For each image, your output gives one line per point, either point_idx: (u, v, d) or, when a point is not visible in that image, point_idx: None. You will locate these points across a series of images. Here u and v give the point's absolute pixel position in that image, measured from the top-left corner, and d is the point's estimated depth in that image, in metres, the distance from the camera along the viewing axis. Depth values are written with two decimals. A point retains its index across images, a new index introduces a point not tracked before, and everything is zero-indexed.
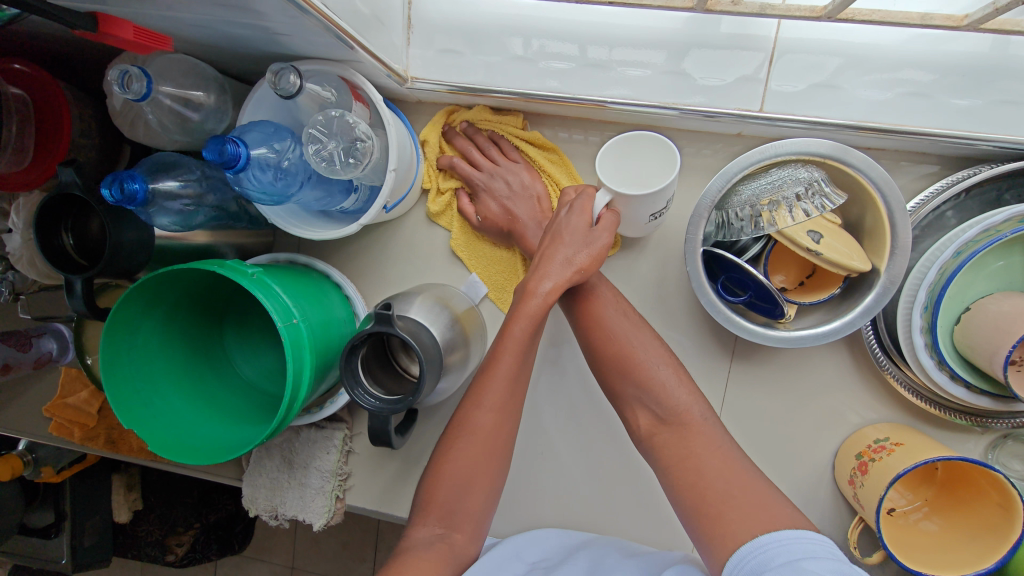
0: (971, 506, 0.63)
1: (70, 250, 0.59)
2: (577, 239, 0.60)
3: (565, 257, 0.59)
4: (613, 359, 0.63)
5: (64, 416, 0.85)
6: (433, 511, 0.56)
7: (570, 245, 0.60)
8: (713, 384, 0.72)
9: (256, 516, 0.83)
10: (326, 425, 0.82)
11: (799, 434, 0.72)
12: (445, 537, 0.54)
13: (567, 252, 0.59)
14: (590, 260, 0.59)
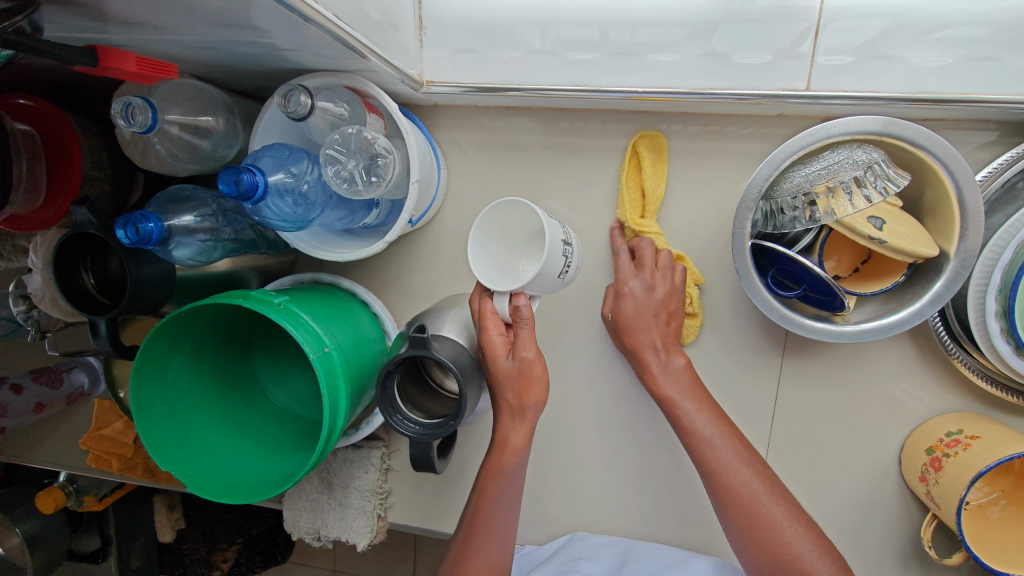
0: None
1: (92, 290, 0.58)
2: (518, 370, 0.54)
3: (511, 391, 0.55)
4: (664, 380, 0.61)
5: (100, 447, 0.85)
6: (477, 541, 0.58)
7: (506, 373, 0.54)
8: (764, 380, 0.69)
9: (300, 539, 0.82)
10: (364, 445, 0.80)
11: (860, 429, 0.68)
12: None
13: (522, 370, 0.54)
14: (538, 373, 0.54)
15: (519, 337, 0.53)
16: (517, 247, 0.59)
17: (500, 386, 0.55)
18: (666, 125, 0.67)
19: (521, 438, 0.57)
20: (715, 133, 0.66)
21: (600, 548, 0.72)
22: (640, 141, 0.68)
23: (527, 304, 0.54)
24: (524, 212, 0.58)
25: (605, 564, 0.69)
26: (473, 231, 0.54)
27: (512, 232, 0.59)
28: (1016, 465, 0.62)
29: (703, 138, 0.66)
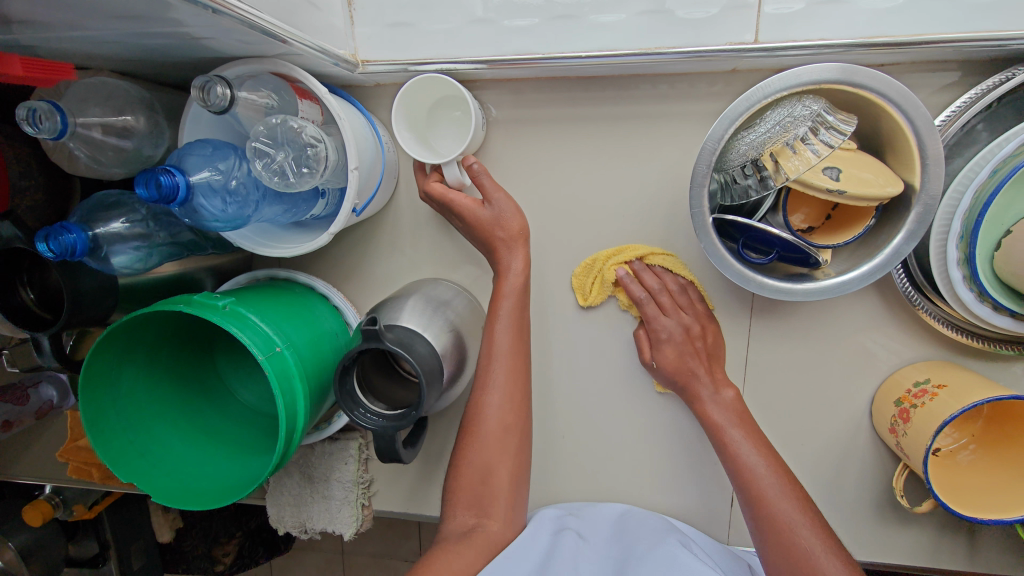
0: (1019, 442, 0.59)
1: (32, 307, 0.55)
2: (501, 211, 0.62)
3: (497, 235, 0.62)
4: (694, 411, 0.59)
5: (77, 458, 0.85)
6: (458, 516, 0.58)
7: (487, 219, 0.61)
8: (734, 342, 0.68)
9: (286, 533, 0.82)
10: (340, 437, 0.79)
11: (831, 385, 0.67)
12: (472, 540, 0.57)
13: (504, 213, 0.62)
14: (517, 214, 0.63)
15: (486, 184, 0.61)
16: (426, 133, 0.65)
17: (488, 237, 0.62)
18: (618, 91, 0.64)
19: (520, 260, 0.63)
20: (668, 93, 0.64)
21: (595, 510, 0.71)
22: (594, 109, 0.65)
23: (476, 160, 0.62)
24: (421, 102, 0.63)
25: (600, 533, 0.66)
26: (400, 127, 0.59)
27: (419, 124, 0.64)
28: (982, 408, 0.62)
29: (657, 100, 0.64)
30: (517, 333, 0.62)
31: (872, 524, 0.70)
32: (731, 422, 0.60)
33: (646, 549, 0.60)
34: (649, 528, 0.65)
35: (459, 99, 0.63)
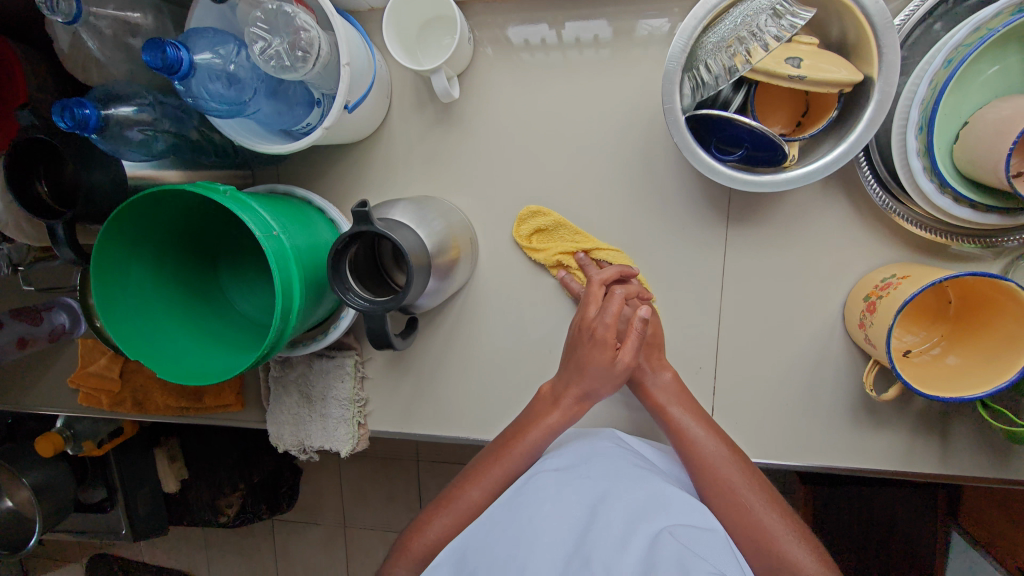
0: (983, 332, 0.62)
1: (46, 199, 0.59)
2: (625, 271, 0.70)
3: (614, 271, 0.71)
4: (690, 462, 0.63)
5: (89, 384, 0.90)
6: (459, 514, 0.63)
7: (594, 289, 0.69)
8: (711, 252, 0.71)
9: (286, 452, 0.86)
10: (336, 355, 0.82)
11: (805, 292, 0.70)
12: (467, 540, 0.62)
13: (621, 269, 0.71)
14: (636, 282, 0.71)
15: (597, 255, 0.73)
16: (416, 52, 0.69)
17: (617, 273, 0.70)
18: (598, 9, 0.68)
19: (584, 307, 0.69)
20: (645, 9, 0.67)
21: (569, 445, 0.64)
22: (575, 27, 0.69)
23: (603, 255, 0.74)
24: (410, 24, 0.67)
25: (572, 463, 0.60)
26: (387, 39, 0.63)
27: (409, 42, 0.68)
28: (951, 297, 0.65)
29: (634, 17, 0.67)
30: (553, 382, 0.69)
31: (846, 428, 0.73)
32: (673, 400, 0.68)
33: (624, 482, 0.55)
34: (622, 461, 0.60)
35: (447, 19, 0.68)
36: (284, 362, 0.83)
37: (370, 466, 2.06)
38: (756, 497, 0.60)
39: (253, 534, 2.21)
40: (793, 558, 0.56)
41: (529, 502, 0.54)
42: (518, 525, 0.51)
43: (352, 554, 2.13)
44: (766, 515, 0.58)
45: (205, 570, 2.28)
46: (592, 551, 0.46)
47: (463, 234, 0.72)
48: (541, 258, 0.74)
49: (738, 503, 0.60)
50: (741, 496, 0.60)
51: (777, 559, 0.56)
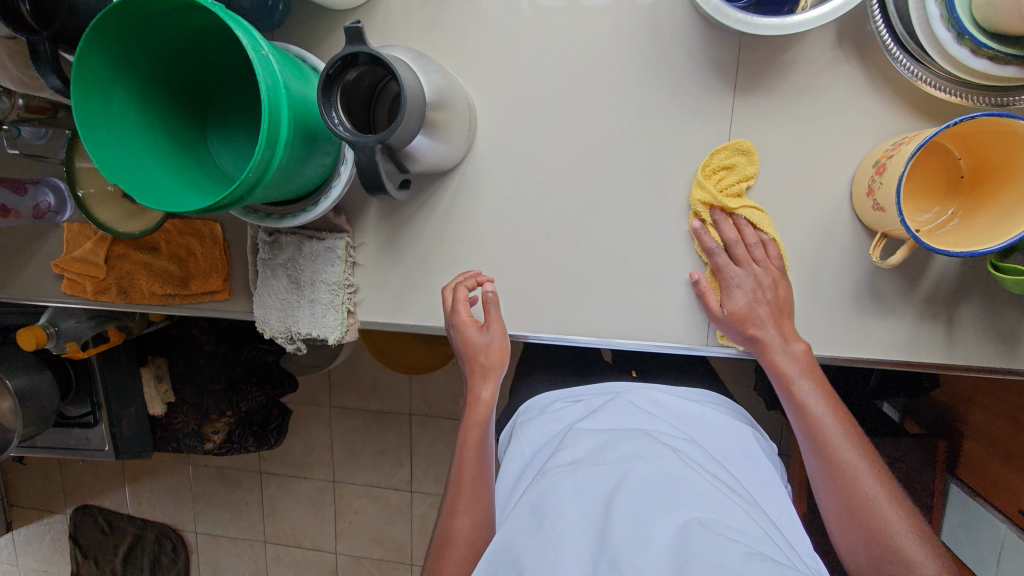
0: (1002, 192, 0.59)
1: (26, 15, 0.58)
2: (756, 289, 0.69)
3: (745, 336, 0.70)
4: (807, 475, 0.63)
5: (73, 268, 0.87)
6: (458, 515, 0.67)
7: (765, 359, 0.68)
8: (716, 127, 0.69)
9: (272, 340, 0.84)
10: (327, 237, 0.79)
11: (811, 170, 0.68)
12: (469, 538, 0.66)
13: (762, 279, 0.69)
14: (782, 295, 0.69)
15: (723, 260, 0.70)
16: None
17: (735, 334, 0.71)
18: None
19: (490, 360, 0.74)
20: None
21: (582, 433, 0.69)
22: None
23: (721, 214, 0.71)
24: None
25: (586, 452, 0.64)
26: None
27: None
28: (963, 161, 0.63)
29: None
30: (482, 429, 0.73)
31: (850, 316, 0.70)
32: (800, 373, 0.66)
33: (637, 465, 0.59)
34: (639, 440, 0.63)
35: None
36: (273, 244, 0.80)
37: (361, 422, 2.03)
38: (876, 497, 0.58)
39: (240, 489, 2.19)
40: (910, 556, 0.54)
41: (551, 504, 0.57)
42: (546, 529, 0.55)
43: (340, 511, 2.11)
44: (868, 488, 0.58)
45: (191, 524, 2.25)
46: (619, 551, 0.50)
47: (461, 100, 0.70)
48: (699, 194, 0.70)
49: (857, 495, 0.58)
50: (840, 452, 0.61)
51: (899, 564, 0.54)
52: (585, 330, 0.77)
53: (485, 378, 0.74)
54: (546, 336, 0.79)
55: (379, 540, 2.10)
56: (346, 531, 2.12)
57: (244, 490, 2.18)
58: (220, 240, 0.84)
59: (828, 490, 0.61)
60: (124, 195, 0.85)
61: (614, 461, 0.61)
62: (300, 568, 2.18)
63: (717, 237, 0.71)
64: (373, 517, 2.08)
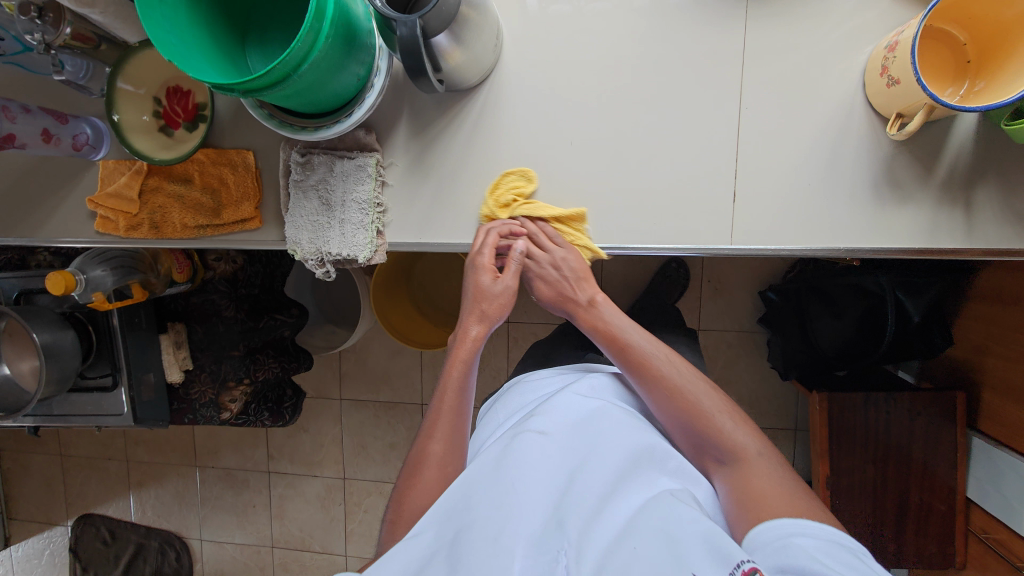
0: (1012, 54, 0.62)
1: None
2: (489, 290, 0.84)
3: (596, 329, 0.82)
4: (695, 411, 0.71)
5: (107, 204, 0.89)
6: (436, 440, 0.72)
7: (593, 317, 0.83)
8: (732, 28, 0.73)
9: (302, 262, 0.85)
10: (358, 156, 0.82)
11: (825, 64, 0.72)
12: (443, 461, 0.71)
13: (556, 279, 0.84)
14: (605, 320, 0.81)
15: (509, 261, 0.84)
16: None
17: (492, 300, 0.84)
18: None
19: (495, 304, 0.83)
20: None
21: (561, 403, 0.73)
22: None
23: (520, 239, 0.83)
24: None
25: (560, 423, 0.70)
26: None
27: None
28: (962, 37, 0.67)
29: None
30: (462, 373, 0.78)
31: (870, 206, 0.73)
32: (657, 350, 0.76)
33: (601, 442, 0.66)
34: (614, 419, 0.70)
35: None
36: (305, 165, 0.82)
37: (372, 415, 2.01)
38: (726, 420, 0.69)
39: (247, 491, 2.13)
40: (763, 482, 0.63)
41: (517, 464, 0.64)
42: (511, 491, 0.61)
43: (350, 510, 2.05)
44: (742, 437, 0.68)
45: (195, 531, 2.19)
46: (569, 517, 0.59)
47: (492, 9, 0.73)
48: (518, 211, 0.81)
49: (718, 425, 0.69)
50: (713, 414, 0.70)
51: (744, 476, 0.65)
52: (611, 236, 0.79)
53: (478, 320, 0.82)
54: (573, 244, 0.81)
55: None
56: (356, 531, 2.06)
57: (250, 492, 2.13)
58: (252, 168, 0.86)
59: (681, 430, 0.72)
60: (160, 128, 0.88)
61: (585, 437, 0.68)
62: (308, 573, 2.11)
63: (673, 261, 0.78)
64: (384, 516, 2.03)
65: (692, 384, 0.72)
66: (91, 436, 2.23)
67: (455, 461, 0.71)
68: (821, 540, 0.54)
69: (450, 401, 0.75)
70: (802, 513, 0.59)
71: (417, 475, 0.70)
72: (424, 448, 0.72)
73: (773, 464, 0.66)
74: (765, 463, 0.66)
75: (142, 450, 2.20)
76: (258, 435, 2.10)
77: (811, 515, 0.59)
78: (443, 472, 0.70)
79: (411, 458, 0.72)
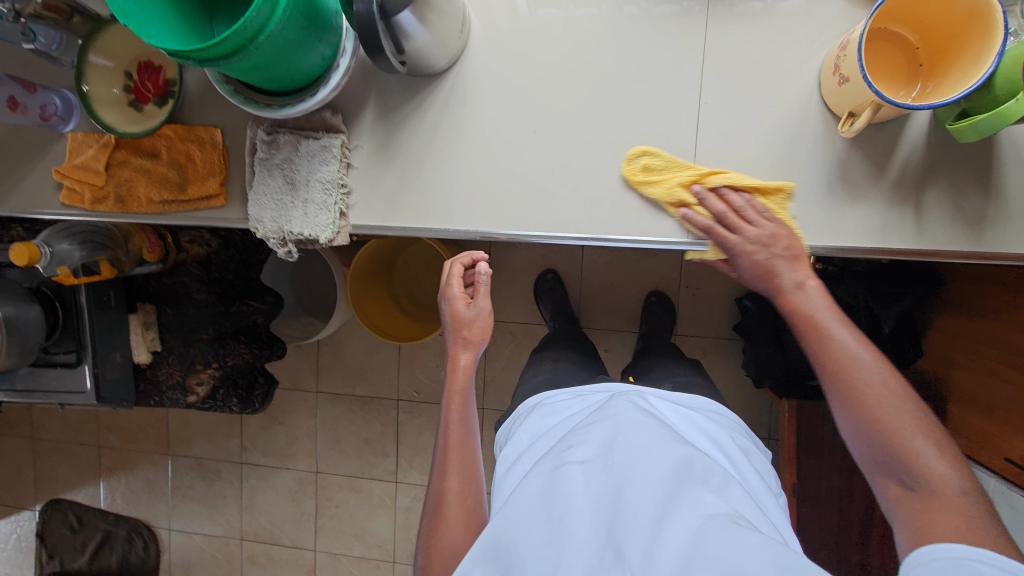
0: (957, 57, 0.64)
1: None
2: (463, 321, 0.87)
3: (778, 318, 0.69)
4: (855, 397, 0.61)
5: (74, 176, 0.89)
6: (452, 475, 0.75)
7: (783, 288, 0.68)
8: (695, 24, 0.74)
9: (265, 241, 0.86)
10: (323, 136, 0.82)
11: (784, 63, 0.73)
12: (464, 492, 0.74)
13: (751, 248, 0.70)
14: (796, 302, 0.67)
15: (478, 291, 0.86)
16: None
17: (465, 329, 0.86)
18: None
19: (477, 330, 0.86)
20: None
21: (591, 430, 0.73)
22: None
23: (485, 269, 0.86)
24: None
25: (596, 445, 0.69)
26: None
27: None
28: (913, 39, 0.69)
29: None
30: (462, 403, 0.81)
31: (825, 205, 0.73)
32: (831, 318, 0.64)
33: (641, 467, 0.64)
34: (648, 433, 0.69)
35: None
36: (271, 143, 0.83)
37: (348, 409, 2.00)
38: (898, 414, 0.59)
39: (218, 482, 2.11)
40: (932, 478, 0.56)
41: (560, 498, 0.63)
42: (562, 522, 0.60)
43: (321, 505, 2.04)
44: (902, 416, 0.58)
45: (165, 520, 2.16)
46: (626, 541, 0.57)
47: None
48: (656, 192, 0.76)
49: (886, 422, 0.59)
50: (886, 412, 0.59)
51: (905, 477, 0.57)
52: (571, 225, 0.80)
53: (465, 348, 0.85)
54: (533, 232, 0.81)
55: (361, 535, 2.02)
56: (326, 526, 2.04)
57: (222, 483, 2.11)
58: (220, 146, 0.86)
59: (847, 422, 0.62)
60: (130, 102, 0.88)
61: (623, 454, 0.66)
62: (276, 568, 2.08)
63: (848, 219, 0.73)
64: (355, 511, 2.01)
65: (860, 360, 0.61)
66: (64, 421, 2.21)
67: (472, 493, 0.75)
68: (947, 560, 0.50)
69: (460, 432, 0.79)
70: (958, 517, 0.53)
71: (440, 516, 0.73)
72: (442, 485, 0.75)
73: (938, 446, 0.57)
74: (926, 447, 0.57)
75: (115, 437, 2.18)
76: (233, 426, 2.09)
77: (969, 519, 0.53)
78: (466, 508, 0.74)
79: (432, 501, 0.75)
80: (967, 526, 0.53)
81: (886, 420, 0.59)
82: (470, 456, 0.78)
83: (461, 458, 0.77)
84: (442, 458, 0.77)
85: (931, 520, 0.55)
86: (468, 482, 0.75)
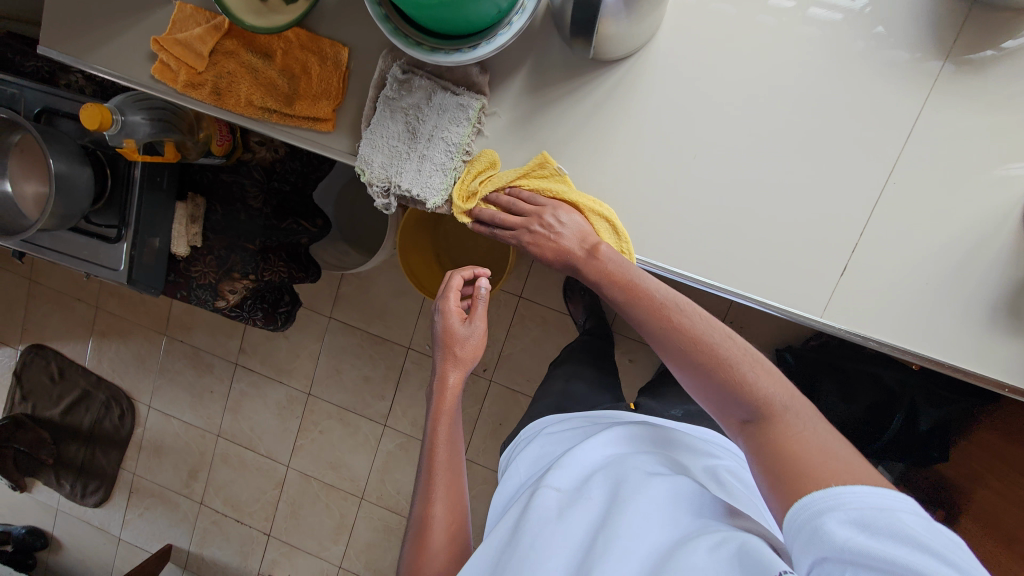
0: None
1: None
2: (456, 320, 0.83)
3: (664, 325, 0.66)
4: (696, 348, 0.61)
5: (172, 52, 0.79)
6: (440, 506, 0.71)
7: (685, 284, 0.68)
8: (911, 96, 0.66)
9: (366, 186, 0.78)
10: (462, 94, 0.73)
11: (991, 169, 0.66)
12: (453, 523, 0.71)
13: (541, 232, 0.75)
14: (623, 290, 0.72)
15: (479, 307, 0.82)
16: None
17: (454, 343, 0.82)
18: None
19: (472, 347, 0.82)
20: None
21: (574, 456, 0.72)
22: None
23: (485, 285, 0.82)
24: None
25: (574, 478, 0.68)
26: None
27: None
28: None
29: None
30: (450, 434, 0.76)
31: (974, 332, 0.68)
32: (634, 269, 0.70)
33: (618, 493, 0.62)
34: (630, 464, 0.67)
35: None
36: (403, 84, 0.74)
37: (356, 343, 1.96)
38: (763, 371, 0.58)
39: (208, 376, 2.08)
40: (769, 405, 0.56)
41: (535, 528, 0.61)
42: (535, 550, 0.59)
43: (305, 426, 2.03)
44: (761, 383, 0.57)
45: (146, 397, 2.15)
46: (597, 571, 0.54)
47: None
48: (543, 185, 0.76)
49: (724, 364, 0.59)
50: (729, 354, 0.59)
51: (744, 416, 0.57)
52: (698, 268, 0.74)
53: (456, 366, 0.81)
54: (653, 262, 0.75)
55: (336, 466, 2.02)
56: (304, 448, 2.04)
57: (212, 378, 2.08)
58: (342, 67, 0.77)
59: (692, 379, 0.62)
60: None
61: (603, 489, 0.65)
62: (245, 472, 2.09)
63: (1002, 348, 0.68)
64: (337, 442, 2.01)
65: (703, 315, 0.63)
66: (67, 272, 2.14)
67: (454, 522, 0.71)
68: None
69: (444, 460, 0.74)
70: (823, 445, 0.52)
71: (424, 544, 0.69)
72: (427, 514, 0.70)
73: (768, 377, 0.58)
74: (766, 378, 0.57)
75: (115, 303, 2.13)
76: (236, 326, 2.04)
77: (834, 441, 0.53)
78: (451, 536, 0.70)
79: (415, 542, 0.70)
80: (848, 453, 0.51)
81: (731, 364, 0.59)
82: (454, 484, 0.73)
83: (450, 495, 0.72)
84: (425, 487, 0.72)
85: (791, 453, 0.53)
86: (449, 503, 0.72)
